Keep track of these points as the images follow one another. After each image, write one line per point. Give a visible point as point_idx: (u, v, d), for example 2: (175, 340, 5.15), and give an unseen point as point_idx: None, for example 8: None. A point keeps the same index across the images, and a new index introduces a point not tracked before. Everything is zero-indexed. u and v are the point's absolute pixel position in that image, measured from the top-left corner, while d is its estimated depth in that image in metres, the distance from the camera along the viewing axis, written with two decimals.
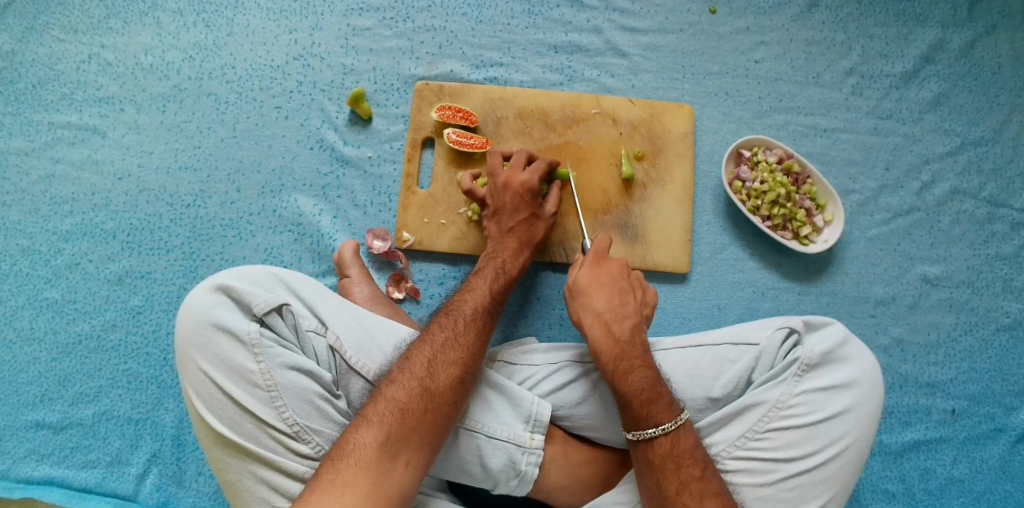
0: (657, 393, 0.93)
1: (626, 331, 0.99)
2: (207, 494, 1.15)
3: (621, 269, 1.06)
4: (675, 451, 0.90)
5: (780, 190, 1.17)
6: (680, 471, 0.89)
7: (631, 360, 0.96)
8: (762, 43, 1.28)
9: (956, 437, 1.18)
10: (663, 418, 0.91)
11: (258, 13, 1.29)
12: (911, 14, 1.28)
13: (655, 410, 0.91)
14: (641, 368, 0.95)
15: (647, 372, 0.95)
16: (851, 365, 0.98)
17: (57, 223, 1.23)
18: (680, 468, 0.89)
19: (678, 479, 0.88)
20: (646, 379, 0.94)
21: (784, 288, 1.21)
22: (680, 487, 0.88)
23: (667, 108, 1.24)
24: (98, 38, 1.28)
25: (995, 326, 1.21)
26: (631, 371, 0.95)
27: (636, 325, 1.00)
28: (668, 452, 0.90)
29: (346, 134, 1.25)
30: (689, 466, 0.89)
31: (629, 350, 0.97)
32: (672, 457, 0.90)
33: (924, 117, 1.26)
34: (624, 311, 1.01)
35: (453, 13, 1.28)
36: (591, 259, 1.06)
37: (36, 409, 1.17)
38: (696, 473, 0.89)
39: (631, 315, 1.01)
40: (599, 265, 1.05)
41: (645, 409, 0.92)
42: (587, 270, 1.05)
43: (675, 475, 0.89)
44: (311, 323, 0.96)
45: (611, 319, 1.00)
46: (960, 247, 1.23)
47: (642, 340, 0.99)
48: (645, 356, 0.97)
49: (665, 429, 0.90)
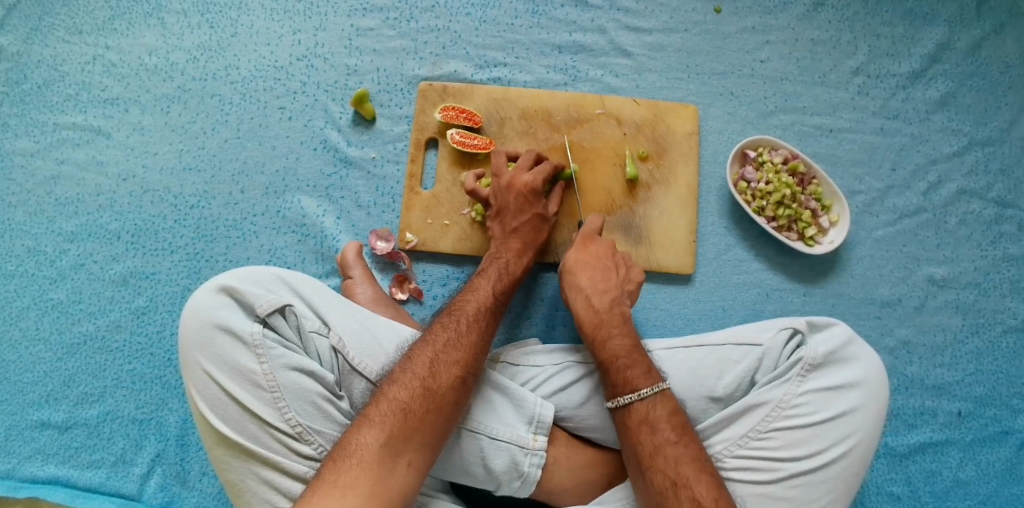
0: (634, 359, 0.96)
1: (605, 303, 1.03)
2: (211, 495, 1.15)
3: (606, 248, 1.09)
4: (651, 416, 0.91)
5: (785, 190, 1.17)
6: (655, 435, 0.90)
7: (609, 329, 1.01)
8: (767, 42, 1.27)
9: (962, 439, 1.17)
10: (640, 383, 0.93)
11: (262, 13, 1.29)
12: (918, 13, 1.27)
13: (631, 376, 0.94)
14: (618, 336, 1.00)
15: (625, 340, 0.99)
16: (855, 365, 0.97)
17: (62, 223, 1.23)
18: (655, 433, 0.90)
19: (652, 442, 0.89)
20: (624, 345, 0.98)
21: (788, 289, 1.21)
22: (655, 451, 0.89)
23: (672, 108, 1.23)
24: (103, 38, 1.28)
25: (1002, 327, 1.20)
26: (608, 339, 0.99)
27: (617, 298, 1.04)
28: (644, 418, 0.91)
29: (350, 135, 1.25)
30: (664, 430, 0.90)
31: (608, 319, 1.02)
32: (648, 422, 0.91)
33: (931, 117, 1.25)
34: (605, 285, 1.05)
35: (457, 13, 1.28)
36: (579, 240, 1.10)
37: (41, 408, 1.18)
38: (672, 437, 0.89)
39: (612, 289, 1.05)
40: (585, 247, 1.09)
41: (621, 375, 0.95)
42: (571, 248, 1.09)
43: (650, 439, 0.90)
44: (314, 325, 0.96)
45: (592, 293, 1.04)
46: (967, 248, 1.22)
47: (622, 311, 1.03)
48: (624, 326, 1.02)
49: (640, 394, 0.92)
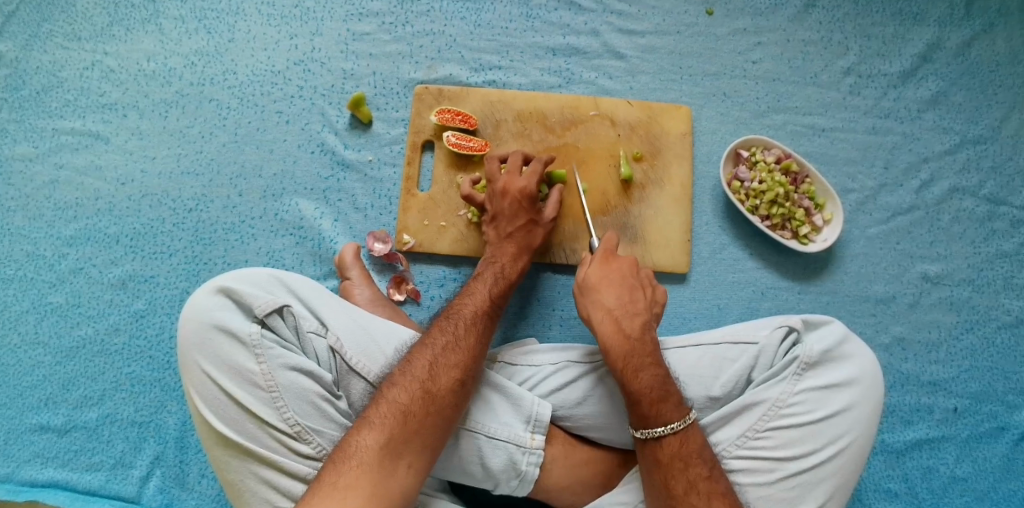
0: (667, 392, 0.93)
1: (636, 329, 0.98)
2: (210, 497, 1.16)
3: (631, 266, 1.05)
4: (683, 451, 0.91)
5: (779, 189, 1.18)
6: (688, 470, 0.89)
7: (640, 358, 0.96)
8: (759, 44, 1.28)
9: (959, 435, 1.18)
10: (672, 416, 0.91)
11: (259, 18, 1.30)
12: (907, 14, 1.28)
13: (664, 409, 0.92)
14: (650, 366, 0.95)
15: (656, 371, 0.95)
16: (850, 363, 0.98)
17: (61, 227, 1.24)
18: (688, 468, 0.89)
19: (686, 478, 0.89)
20: (656, 378, 0.94)
21: (783, 287, 1.21)
22: (688, 487, 0.88)
23: (666, 109, 1.24)
24: (101, 45, 1.29)
25: (997, 324, 1.21)
26: (641, 370, 0.94)
27: (646, 323, 1.00)
28: (675, 452, 0.91)
29: (346, 138, 1.26)
30: (697, 465, 0.90)
31: (639, 348, 0.97)
32: (680, 457, 0.90)
33: (922, 116, 1.26)
34: (635, 308, 1.01)
35: (452, 17, 1.29)
36: (601, 254, 1.05)
37: (40, 412, 1.18)
38: (704, 473, 0.89)
39: (641, 313, 1.01)
40: (608, 263, 1.05)
41: (655, 408, 0.92)
42: (596, 268, 1.04)
43: (682, 474, 0.89)
44: (312, 325, 0.96)
45: (621, 317, 1.00)
46: (960, 245, 1.23)
47: (652, 338, 0.99)
48: (655, 354, 0.97)
49: (673, 428, 0.91)
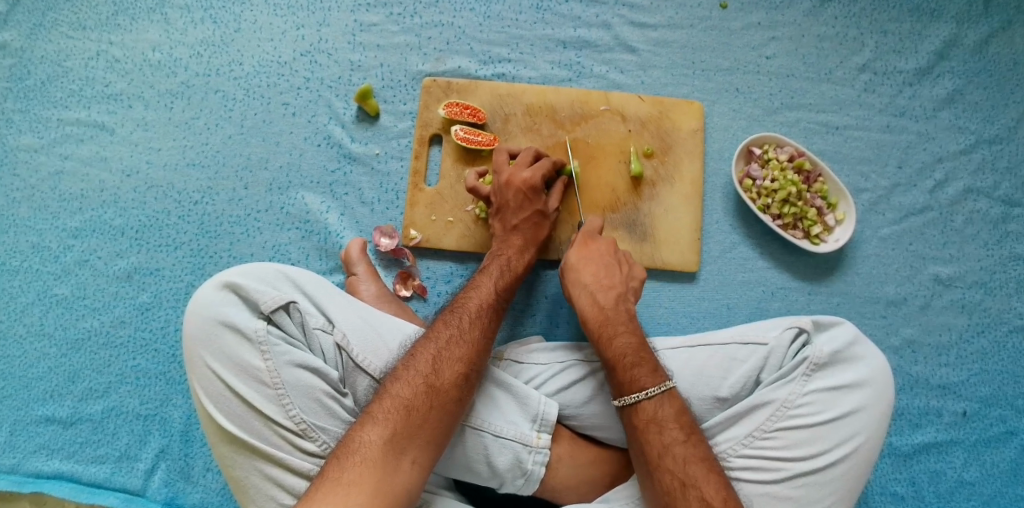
0: (640, 357, 0.95)
1: (610, 300, 1.02)
2: (215, 491, 1.16)
3: (608, 245, 1.08)
4: (659, 416, 0.90)
5: (791, 188, 1.16)
6: (663, 434, 0.89)
7: (614, 326, 0.99)
8: (774, 39, 1.26)
9: (967, 439, 1.17)
10: (648, 381, 0.92)
11: (266, 8, 1.28)
12: (925, 10, 1.26)
13: (638, 374, 0.93)
14: (624, 333, 0.98)
15: (631, 337, 0.98)
16: (860, 365, 0.97)
17: (66, 219, 1.23)
18: (663, 432, 0.89)
19: (661, 442, 0.88)
20: (630, 343, 0.97)
21: (793, 288, 1.20)
22: (663, 450, 0.88)
23: (677, 105, 1.23)
24: (106, 34, 1.28)
25: (1008, 327, 1.20)
26: (615, 336, 0.98)
27: (620, 295, 1.03)
28: (651, 417, 0.90)
29: (353, 131, 1.25)
30: (672, 430, 0.89)
31: (613, 317, 1.00)
32: (656, 422, 0.90)
33: (937, 114, 1.24)
34: (610, 281, 1.04)
35: (461, 8, 1.27)
36: (579, 239, 1.09)
37: (45, 404, 1.18)
38: (680, 437, 0.88)
39: (616, 286, 1.04)
40: (588, 244, 1.08)
41: (628, 372, 0.93)
42: (575, 250, 1.08)
43: (658, 438, 0.89)
44: (318, 322, 0.96)
45: (597, 290, 1.03)
46: (973, 247, 1.21)
47: (626, 309, 1.02)
48: (629, 323, 1.00)
49: (648, 393, 0.91)
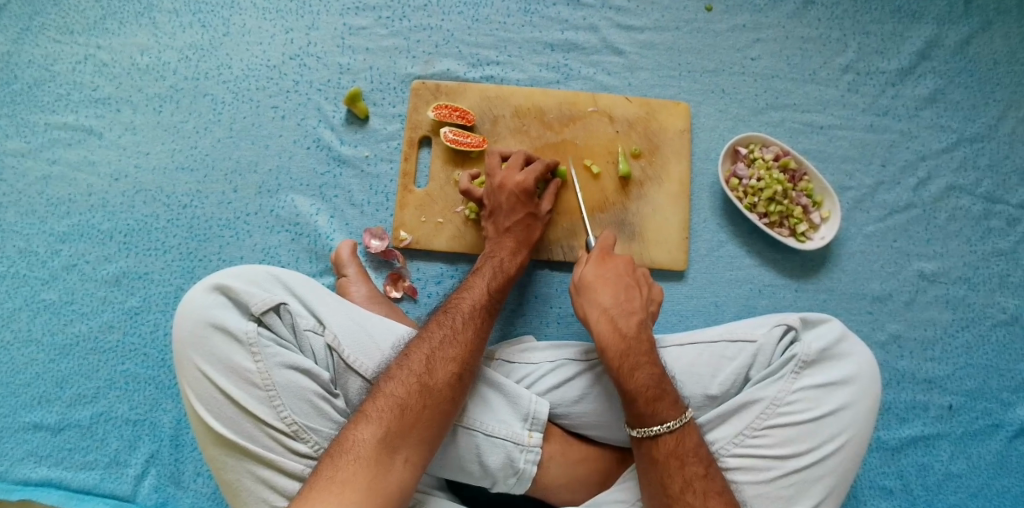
0: (663, 390, 0.93)
1: (632, 327, 0.98)
2: (206, 495, 1.15)
3: (627, 265, 1.06)
4: (680, 449, 0.90)
5: (777, 187, 1.18)
6: (684, 468, 0.89)
7: (637, 357, 0.95)
8: (758, 40, 1.28)
9: (953, 432, 1.18)
10: (669, 415, 0.91)
11: (254, 12, 1.29)
12: (906, 11, 1.28)
13: (660, 407, 0.91)
14: (647, 365, 0.95)
15: (653, 369, 0.94)
16: (847, 362, 0.98)
17: (54, 224, 1.23)
18: (684, 466, 0.89)
19: (682, 477, 0.89)
20: (653, 376, 0.94)
21: (781, 285, 1.22)
22: (684, 485, 0.88)
23: (664, 106, 1.24)
24: (94, 39, 1.28)
25: (992, 321, 1.21)
26: (637, 367, 0.94)
27: (642, 321, 1.00)
28: (673, 450, 0.90)
29: (343, 134, 1.25)
30: (693, 464, 0.89)
31: (636, 347, 0.96)
32: (677, 455, 0.90)
33: (920, 113, 1.26)
34: (630, 307, 1.01)
35: (449, 12, 1.28)
36: (597, 254, 1.06)
37: (33, 410, 1.17)
38: (700, 471, 0.89)
39: (637, 312, 1.00)
40: (605, 261, 1.05)
41: (651, 406, 0.91)
42: (592, 268, 1.04)
43: (679, 472, 0.89)
44: (309, 323, 0.96)
45: (617, 315, 0.99)
46: (956, 243, 1.23)
47: (648, 337, 0.99)
48: (651, 353, 0.97)
49: (670, 426, 0.90)
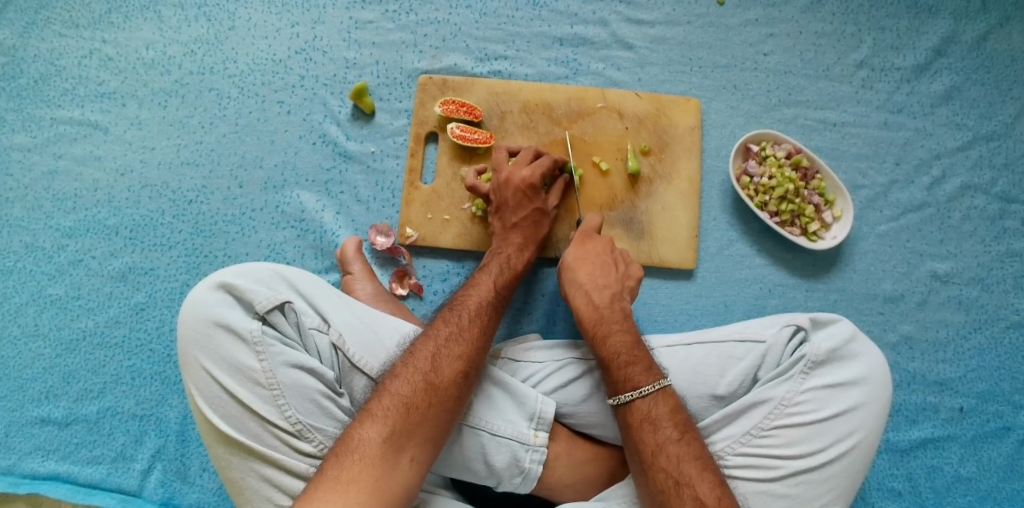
0: (634, 355, 0.95)
1: (605, 299, 1.02)
2: (212, 491, 1.15)
3: (604, 243, 1.08)
4: (653, 414, 0.90)
5: (789, 185, 1.16)
6: (657, 433, 0.88)
7: (609, 324, 0.99)
8: (771, 35, 1.25)
9: (964, 435, 1.17)
10: (642, 380, 0.92)
11: (260, 6, 1.27)
12: (923, 6, 1.25)
13: (631, 373, 0.93)
14: (618, 331, 0.99)
15: (624, 336, 0.98)
16: (858, 362, 0.97)
17: (60, 218, 1.22)
18: (657, 431, 0.88)
19: (655, 441, 0.88)
20: (624, 342, 0.97)
21: (791, 285, 1.20)
22: (657, 449, 0.87)
23: (674, 102, 1.22)
24: (99, 32, 1.27)
25: (1005, 323, 1.20)
26: (609, 335, 0.98)
27: (616, 294, 1.03)
28: (645, 415, 0.90)
29: (349, 129, 1.24)
30: (666, 428, 0.88)
31: (607, 315, 1.00)
32: (649, 420, 0.89)
33: (935, 111, 1.24)
34: (605, 281, 1.04)
35: (456, 5, 1.26)
36: (576, 238, 1.09)
37: (40, 405, 1.18)
38: (674, 435, 0.88)
39: (612, 285, 1.04)
40: (584, 243, 1.08)
41: (622, 371, 0.93)
42: (571, 250, 1.07)
43: (652, 437, 0.88)
44: (313, 322, 0.95)
45: (592, 289, 1.03)
46: (970, 243, 1.21)
47: (621, 307, 1.02)
48: (623, 322, 1.00)
49: (642, 391, 0.91)
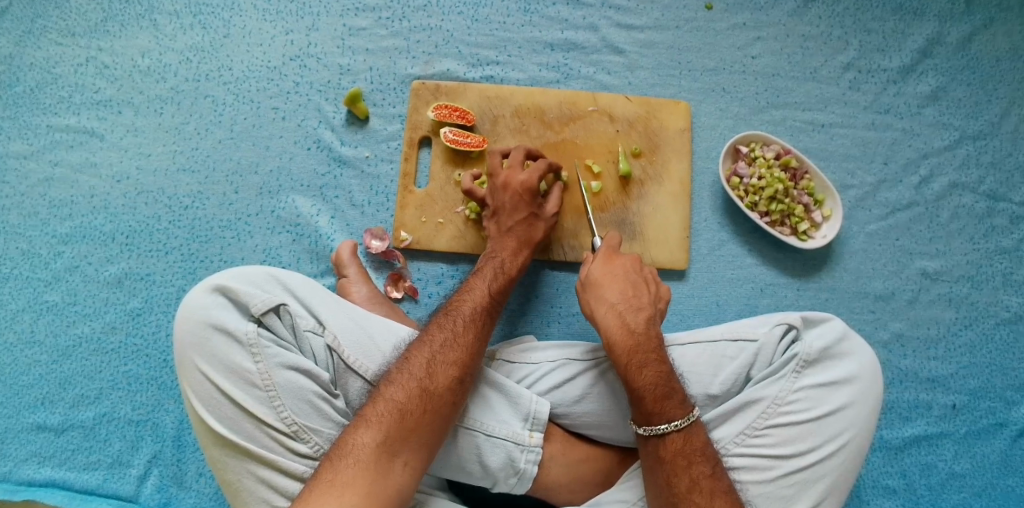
0: (671, 389, 0.92)
1: (640, 323, 0.98)
2: (208, 496, 1.16)
3: (634, 263, 1.05)
4: (687, 448, 0.89)
5: (778, 185, 1.17)
6: (691, 468, 0.88)
7: (645, 353, 0.95)
8: (759, 39, 1.27)
9: (957, 432, 1.18)
10: (675, 414, 0.90)
11: (255, 14, 1.29)
12: (908, 9, 1.27)
13: (668, 406, 0.91)
14: (655, 362, 0.94)
15: (661, 367, 0.94)
16: (850, 361, 0.98)
17: (56, 225, 1.23)
18: (691, 465, 0.88)
19: (689, 476, 0.87)
20: (660, 374, 0.93)
21: (782, 284, 1.21)
22: (691, 485, 0.87)
23: (665, 105, 1.24)
24: (95, 41, 1.28)
25: (996, 320, 1.21)
26: (645, 365, 0.94)
27: (650, 318, 0.99)
28: (680, 449, 0.89)
29: (344, 134, 1.25)
30: (700, 463, 0.88)
31: (643, 343, 0.96)
32: (684, 454, 0.89)
33: (922, 111, 1.26)
34: (638, 303, 1.00)
35: (449, 12, 1.28)
36: (604, 253, 1.06)
37: (36, 411, 1.18)
38: (707, 470, 0.88)
39: (645, 308, 1.00)
40: (611, 260, 1.05)
41: (659, 404, 0.91)
42: (599, 266, 1.04)
43: (686, 471, 0.88)
44: (309, 324, 0.96)
45: (625, 311, 0.99)
46: (959, 241, 1.23)
47: (656, 333, 0.98)
48: (659, 350, 0.96)
49: (677, 425, 0.90)
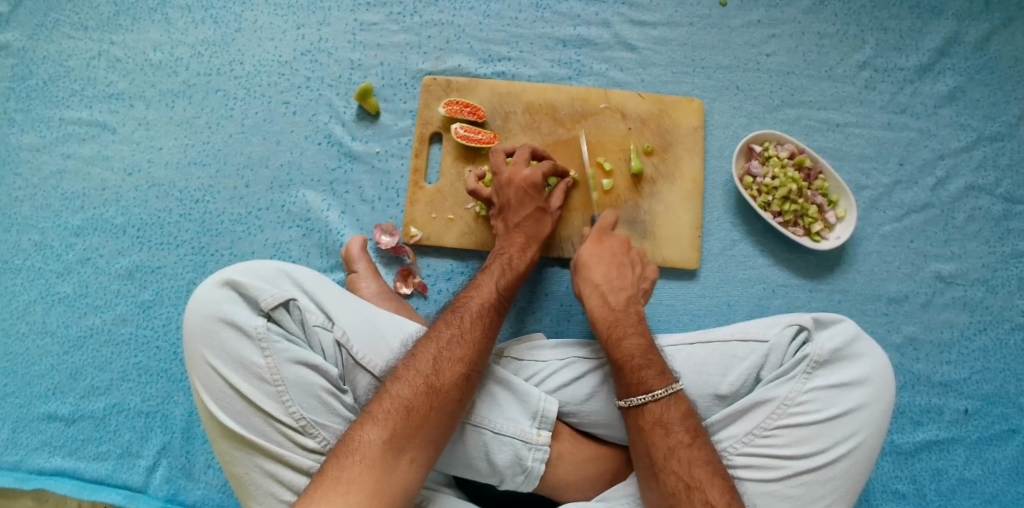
0: (649, 360, 0.94)
1: (621, 301, 1.01)
2: (216, 488, 1.16)
3: (620, 245, 1.07)
4: (664, 418, 0.89)
5: (792, 185, 1.16)
6: (668, 437, 0.88)
7: (625, 326, 0.98)
8: (773, 36, 1.26)
9: (969, 437, 1.16)
10: (654, 384, 0.91)
11: (266, 8, 1.29)
12: (925, 7, 1.26)
13: (646, 376, 0.92)
14: (634, 335, 0.97)
15: (640, 339, 0.97)
16: (862, 363, 0.97)
17: (68, 217, 1.24)
18: (669, 435, 0.88)
19: (666, 444, 0.88)
20: (640, 346, 0.96)
21: (794, 285, 1.20)
22: (668, 452, 0.87)
23: (677, 103, 1.22)
24: (108, 34, 1.29)
25: (1010, 325, 1.19)
26: (624, 337, 0.97)
27: (632, 297, 1.02)
28: (658, 419, 0.90)
29: (354, 129, 1.25)
30: (677, 432, 0.88)
31: (623, 318, 0.99)
32: (661, 423, 0.89)
33: (938, 111, 1.24)
34: (621, 283, 1.03)
35: (460, 7, 1.27)
36: (593, 235, 1.08)
37: (47, 401, 1.19)
38: (685, 439, 0.87)
39: (628, 287, 1.03)
40: (600, 242, 1.07)
41: (637, 375, 0.93)
42: (587, 248, 1.07)
43: (663, 440, 0.88)
44: (317, 319, 0.96)
45: (608, 291, 1.02)
46: (975, 244, 1.21)
47: (637, 310, 1.01)
48: (639, 325, 0.99)
49: (655, 395, 0.90)
